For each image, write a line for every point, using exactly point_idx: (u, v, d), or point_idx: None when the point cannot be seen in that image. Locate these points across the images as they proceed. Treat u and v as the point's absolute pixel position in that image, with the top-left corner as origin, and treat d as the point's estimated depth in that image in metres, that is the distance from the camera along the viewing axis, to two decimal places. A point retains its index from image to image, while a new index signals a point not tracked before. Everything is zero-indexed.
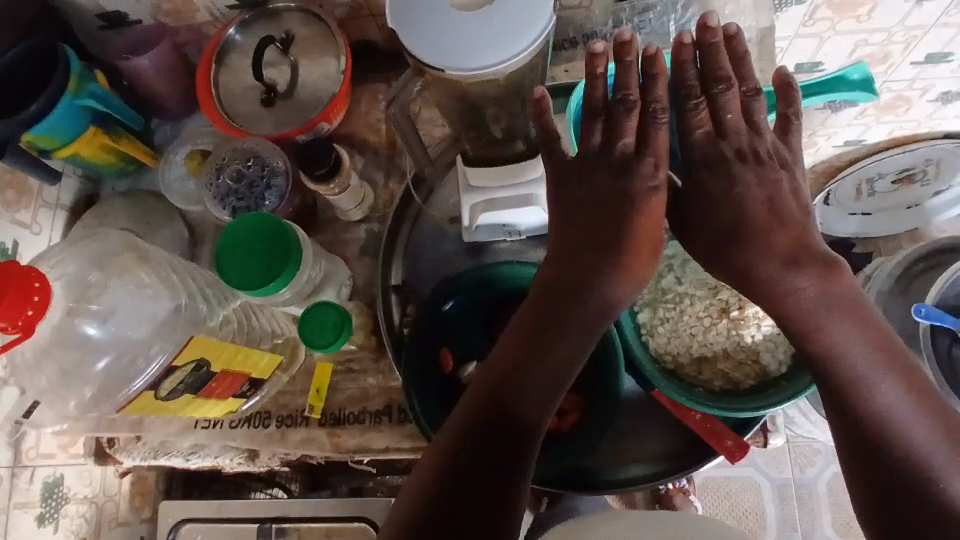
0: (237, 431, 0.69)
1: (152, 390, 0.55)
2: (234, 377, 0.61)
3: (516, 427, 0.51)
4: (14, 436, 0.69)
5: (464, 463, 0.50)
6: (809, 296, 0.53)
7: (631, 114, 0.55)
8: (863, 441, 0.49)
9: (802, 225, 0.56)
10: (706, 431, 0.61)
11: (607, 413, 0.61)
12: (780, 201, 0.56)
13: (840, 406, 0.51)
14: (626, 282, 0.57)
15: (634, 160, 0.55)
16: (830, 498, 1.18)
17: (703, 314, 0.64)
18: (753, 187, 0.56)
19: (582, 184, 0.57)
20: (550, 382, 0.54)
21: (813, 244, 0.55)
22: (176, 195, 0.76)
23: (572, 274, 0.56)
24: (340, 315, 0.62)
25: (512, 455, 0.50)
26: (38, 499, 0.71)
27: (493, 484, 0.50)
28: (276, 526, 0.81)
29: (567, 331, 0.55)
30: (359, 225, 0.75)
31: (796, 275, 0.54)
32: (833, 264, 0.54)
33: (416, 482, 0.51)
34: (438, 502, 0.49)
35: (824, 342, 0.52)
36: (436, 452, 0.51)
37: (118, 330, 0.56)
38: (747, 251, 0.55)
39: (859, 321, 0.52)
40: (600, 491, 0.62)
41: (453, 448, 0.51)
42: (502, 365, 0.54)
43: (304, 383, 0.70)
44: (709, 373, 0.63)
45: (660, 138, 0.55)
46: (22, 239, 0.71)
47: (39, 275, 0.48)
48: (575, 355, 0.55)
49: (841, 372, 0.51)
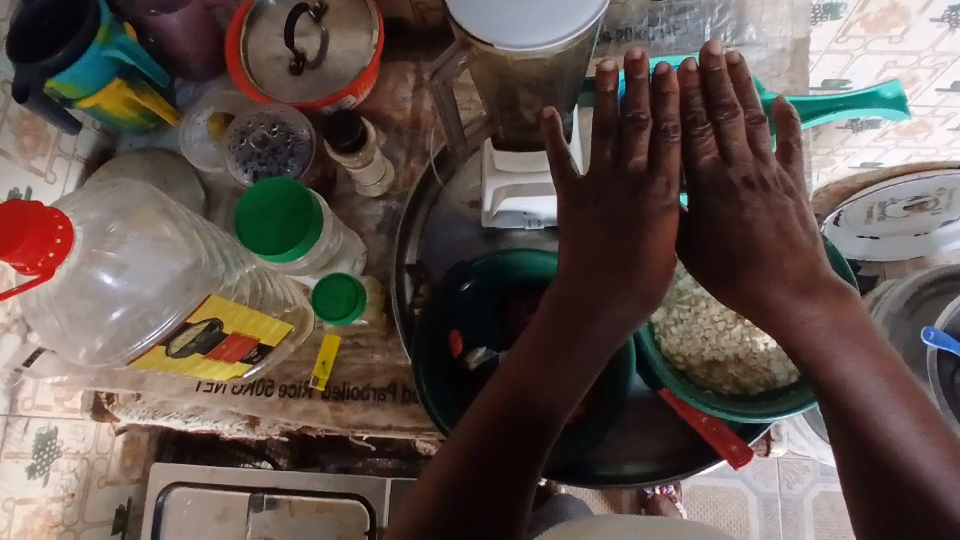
0: (238, 397, 0.69)
1: (164, 345, 0.53)
2: (244, 340, 0.59)
3: (526, 442, 0.51)
4: (13, 384, 0.67)
5: (470, 477, 0.50)
6: (819, 326, 0.52)
7: (643, 132, 0.53)
8: (871, 470, 0.49)
9: (811, 251, 0.54)
10: (711, 434, 0.60)
11: (616, 413, 0.61)
12: (788, 221, 0.54)
13: (848, 436, 0.50)
14: (639, 303, 0.55)
15: (647, 179, 0.54)
16: (815, 515, 1.18)
17: (718, 318, 0.62)
18: (760, 213, 0.54)
19: (597, 202, 0.55)
20: (559, 401, 0.53)
21: (822, 271, 0.53)
22: (195, 155, 0.75)
23: (587, 291, 0.55)
24: (355, 288, 0.61)
25: (521, 468, 0.50)
26: (29, 450, 0.69)
27: (501, 493, 0.50)
28: (269, 495, 0.79)
29: (581, 349, 0.54)
30: (377, 202, 0.74)
31: (808, 303, 0.52)
32: (845, 292, 0.53)
33: (419, 494, 0.51)
34: (442, 514, 0.49)
35: (835, 373, 0.51)
36: (441, 464, 0.51)
37: (133, 283, 0.55)
38: (758, 276, 0.53)
39: (869, 351, 0.51)
40: (598, 485, 0.61)
41: (460, 464, 0.51)
42: (510, 382, 0.53)
43: (310, 354, 0.69)
44: (720, 376, 0.62)
45: (671, 154, 0.53)
46: (36, 187, 0.70)
47: (62, 219, 0.47)
48: (586, 373, 0.54)
49: (850, 403, 0.51)
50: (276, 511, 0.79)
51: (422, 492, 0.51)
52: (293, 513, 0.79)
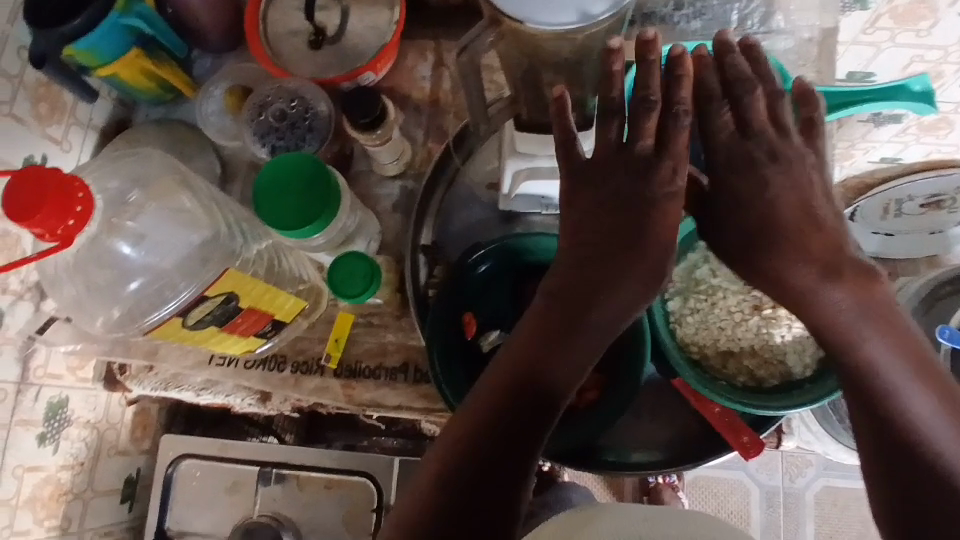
0: (251, 372, 0.69)
1: (180, 317, 0.53)
2: (259, 315, 0.59)
3: (532, 422, 0.51)
4: (25, 353, 0.66)
5: (476, 460, 0.50)
6: (843, 309, 0.51)
7: (651, 115, 0.51)
8: (891, 451, 0.49)
9: (834, 231, 0.53)
10: (722, 425, 0.60)
11: (626, 402, 0.60)
12: (814, 203, 0.53)
13: (870, 418, 0.50)
14: (642, 286, 0.54)
15: (654, 162, 0.52)
16: (816, 509, 1.19)
17: (735, 309, 0.62)
18: (785, 190, 0.53)
19: (602, 183, 0.53)
20: (564, 382, 0.53)
21: (846, 251, 0.53)
22: (212, 128, 0.75)
23: (592, 275, 0.53)
24: (370, 266, 0.61)
25: (526, 448, 0.51)
26: (40, 419, 0.68)
27: (507, 473, 0.50)
28: (278, 470, 0.79)
29: (586, 332, 0.53)
30: (393, 181, 0.74)
31: (831, 286, 0.52)
32: (869, 272, 0.53)
33: (423, 481, 0.51)
34: (450, 496, 0.49)
35: (858, 356, 0.51)
36: (446, 446, 0.51)
37: (150, 254, 0.55)
38: (779, 257, 0.53)
39: (892, 333, 0.51)
40: (607, 472, 0.61)
41: (466, 447, 0.51)
42: (513, 364, 0.53)
43: (323, 331, 0.69)
44: (734, 368, 0.61)
45: (679, 140, 0.51)
46: (51, 155, 0.70)
47: (82, 185, 0.46)
48: (591, 354, 0.54)
49: (872, 386, 0.50)
50: (285, 487, 0.79)
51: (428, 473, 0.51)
52: (301, 488, 0.79)
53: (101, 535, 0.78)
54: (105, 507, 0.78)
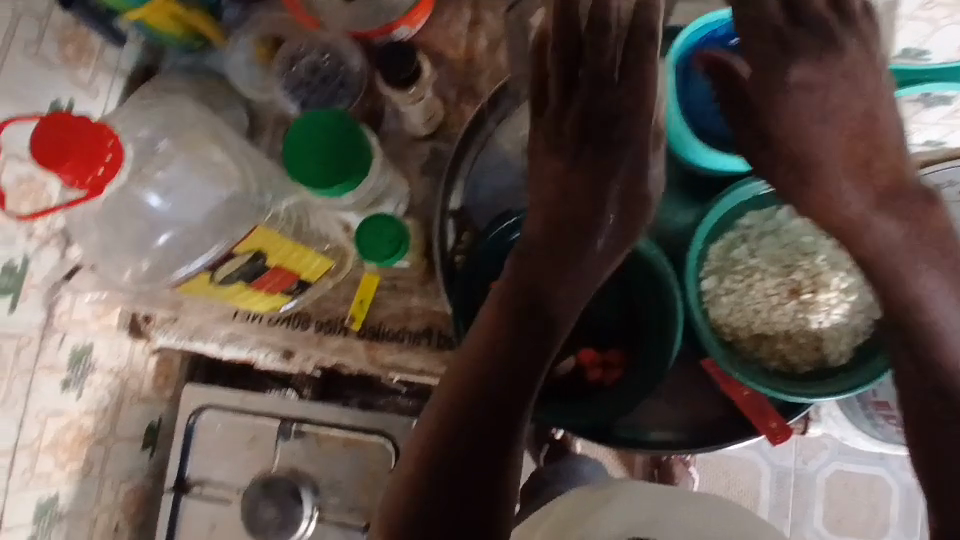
0: (275, 328, 0.69)
1: (209, 272, 0.53)
2: (285, 274, 0.58)
3: (526, 350, 0.53)
4: (50, 299, 0.66)
5: (477, 391, 0.51)
6: (893, 239, 0.51)
7: (607, 38, 0.53)
8: (930, 388, 0.47)
9: (896, 161, 0.52)
10: (750, 410, 0.59)
11: (654, 374, 0.59)
12: (873, 119, 0.53)
13: (911, 356, 0.49)
14: (622, 224, 0.57)
15: (626, 103, 0.54)
16: (826, 492, 1.18)
17: (772, 292, 0.60)
18: (838, 130, 0.53)
19: (576, 130, 0.56)
20: (556, 312, 0.55)
21: (908, 181, 0.52)
22: (240, 78, 0.74)
23: (575, 214, 0.56)
24: (399, 231, 0.60)
25: (524, 377, 0.52)
26: (65, 364, 0.69)
27: (508, 403, 0.51)
28: (298, 426, 0.79)
29: (575, 266, 0.56)
30: (423, 142, 0.72)
31: (885, 215, 0.51)
32: (930, 199, 0.51)
33: (429, 428, 0.52)
34: (457, 429, 0.50)
35: (913, 288, 0.49)
36: (449, 385, 0.53)
37: (178, 205, 0.55)
38: (826, 186, 0.53)
39: (948, 265, 0.49)
40: (624, 445, 0.61)
41: (468, 382, 0.52)
42: (504, 302, 0.55)
43: (347, 293, 0.69)
44: (767, 351, 0.60)
45: (646, 77, 0.54)
46: (78, 99, 0.67)
47: (112, 134, 0.45)
48: (582, 285, 0.56)
49: (919, 319, 0.49)
50: (304, 442, 0.80)
51: (434, 409, 0.52)
52: (320, 445, 0.80)
53: (122, 480, 0.80)
54: (126, 454, 0.80)
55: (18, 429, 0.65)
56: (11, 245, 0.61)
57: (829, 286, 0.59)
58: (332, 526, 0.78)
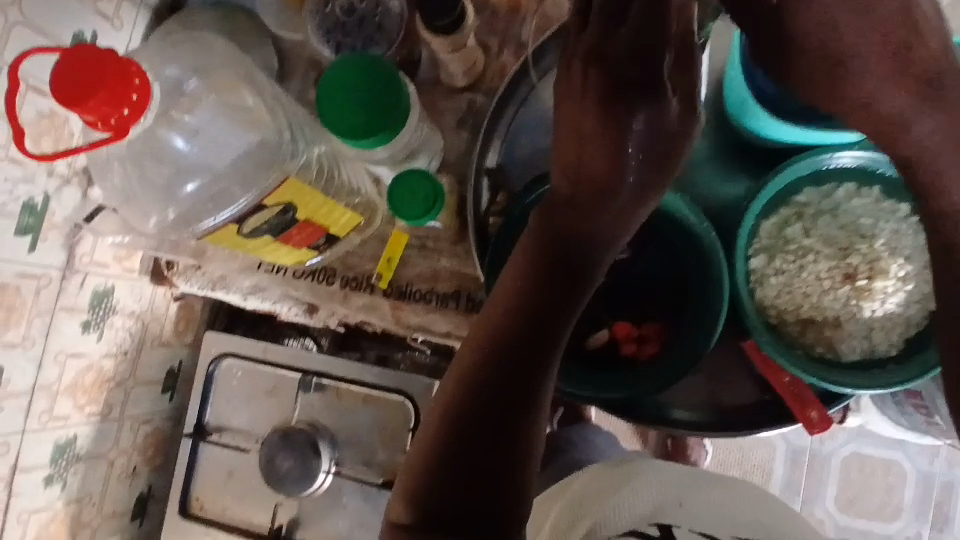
0: (300, 282, 0.67)
1: (236, 225, 0.50)
2: (314, 228, 0.56)
3: (547, 314, 0.47)
4: (72, 240, 0.65)
5: (496, 355, 0.46)
6: None
7: None
8: None
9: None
10: (790, 396, 0.56)
11: (695, 353, 0.55)
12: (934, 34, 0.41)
13: None
14: (665, 169, 0.44)
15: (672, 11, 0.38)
16: (841, 473, 1.15)
17: (825, 275, 0.57)
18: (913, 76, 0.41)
19: (612, 47, 0.40)
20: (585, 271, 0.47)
21: None
22: (271, 16, 0.69)
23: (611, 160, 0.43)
24: (434, 188, 0.57)
25: (545, 342, 0.47)
26: (85, 306, 0.68)
27: (524, 370, 0.47)
28: (318, 380, 0.79)
29: (606, 219, 0.45)
30: (461, 94, 0.68)
31: None
32: None
33: (446, 385, 0.47)
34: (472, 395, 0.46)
35: None
36: (469, 341, 0.48)
37: (203, 151, 0.52)
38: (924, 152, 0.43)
39: None
40: (650, 421, 0.60)
41: (488, 342, 0.47)
42: (533, 253, 0.47)
43: (375, 249, 0.66)
44: (813, 337, 0.57)
45: None
46: (103, 33, 0.64)
47: (137, 72, 0.42)
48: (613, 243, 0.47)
49: None
50: (324, 396, 0.79)
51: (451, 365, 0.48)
52: (340, 399, 0.79)
53: (141, 422, 0.80)
54: (146, 397, 0.80)
55: (37, 369, 0.64)
56: (32, 183, 0.60)
57: (886, 274, 0.55)
58: (349, 481, 0.78)
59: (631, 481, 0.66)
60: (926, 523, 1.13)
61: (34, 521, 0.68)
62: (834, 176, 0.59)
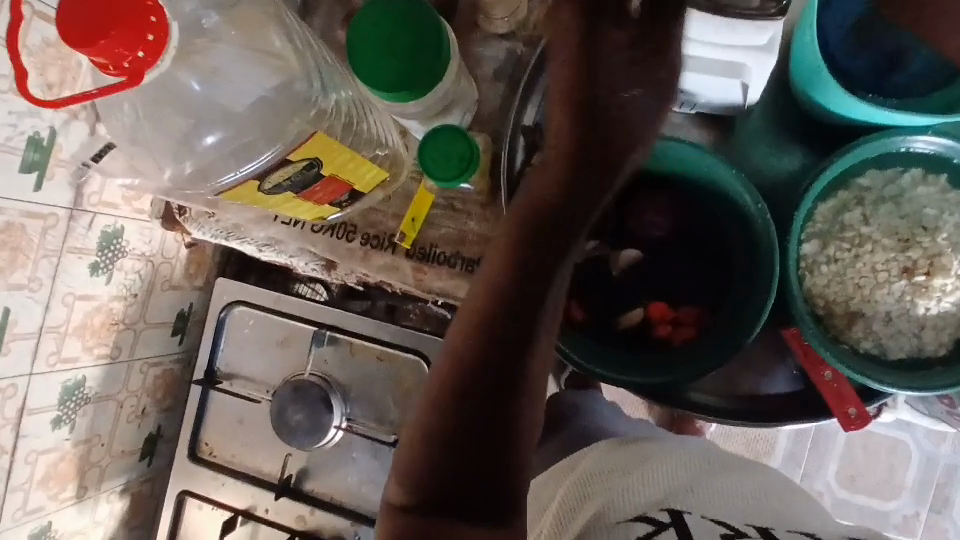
0: (318, 237, 0.64)
1: (258, 180, 0.47)
2: (338, 185, 0.52)
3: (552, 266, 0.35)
4: (79, 179, 0.61)
5: (503, 334, 0.35)
6: None
7: None
8: None
9: None
10: (828, 391, 0.54)
11: (740, 335, 0.51)
12: None
13: None
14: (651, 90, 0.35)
15: None
16: (846, 448, 1.14)
17: (881, 267, 0.53)
18: None
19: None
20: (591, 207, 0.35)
21: None
22: None
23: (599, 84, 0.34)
24: (471, 148, 0.53)
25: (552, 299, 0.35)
26: (94, 247, 0.65)
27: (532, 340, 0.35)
28: (332, 334, 0.76)
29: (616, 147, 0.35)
30: (500, 42, 0.62)
31: None
32: None
33: (442, 380, 0.36)
34: (478, 383, 0.35)
35: None
36: (463, 324, 0.36)
37: (219, 96, 0.47)
38: None
39: None
40: (671, 407, 0.57)
41: (488, 316, 0.35)
42: (528, 204, 0.35)
43: (399, 207, 0.63)
44: (862, 332, 0.53)
45: None
46: None
47: (154, 7, 0.37)
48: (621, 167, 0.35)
49: None
50: (338, 350, 0.78)
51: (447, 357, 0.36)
52: (353, 354, 0.77)
53: (150, 365, 0.79)
54: (155, 339, 0.78)
55: (44, 311, 0.62)
56: (36, 116, 0.56)
57: (947, 271, 0.52)
58: (358, 437, 0.77)
59: (642, 465, 0.64)
60: (923, 504, 1.12)
61: (42, 461, 0.68)
62: (901, 161, 0.55)
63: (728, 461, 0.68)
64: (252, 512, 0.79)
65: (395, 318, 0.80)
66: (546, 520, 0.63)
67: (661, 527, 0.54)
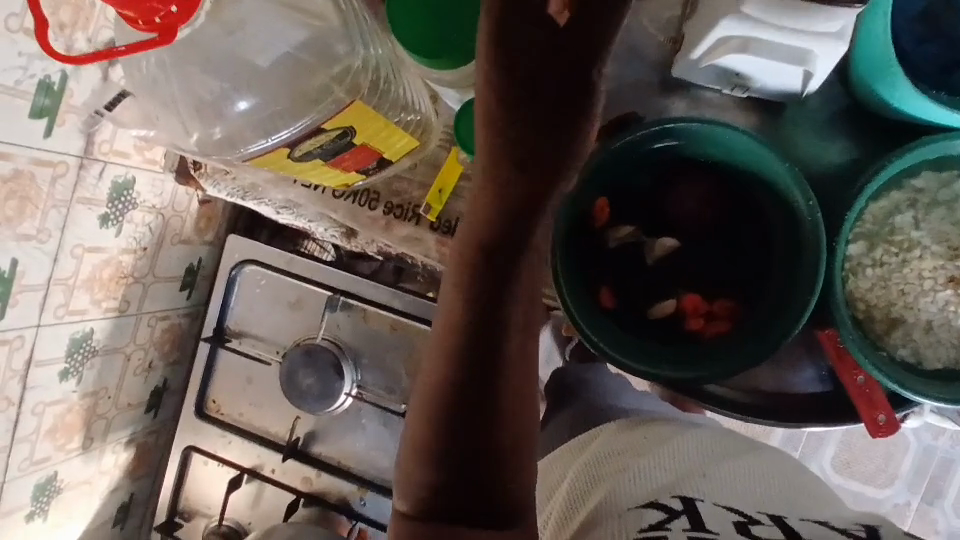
0: (338, 203, 0.61)
1: (289, 148, 0.45)
2: (368, 153, 0.49)
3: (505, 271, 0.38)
4: (91, 127, 0.58)
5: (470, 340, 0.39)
6: None
7: None
8: None
9: None
10: (858, 394, 0.53)
11: (777, 335, 0.49)
12: None
13: None
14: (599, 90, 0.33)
15: None
16: (845, 434, 1.13)
17: (927, 275, 0.51)
18: None
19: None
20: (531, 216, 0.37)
21: None
22: None
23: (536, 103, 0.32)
24: None
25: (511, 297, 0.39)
26: (104, 198, 0.63)
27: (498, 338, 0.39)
28: (344, 299, 0.75)
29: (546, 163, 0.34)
30: None
31: None
32: None
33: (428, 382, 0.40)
34: (457, 385, 0.39)
35: None
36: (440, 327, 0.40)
37: (243, 51, 0.43)
38: None
39: None
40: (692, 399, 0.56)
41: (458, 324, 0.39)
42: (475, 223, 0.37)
43: (424, 176, 0.60)
44: (900, 339, 0.52)
45: None
46: None
47: None
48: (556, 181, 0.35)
49: None
50: (351, 315, 0.76)
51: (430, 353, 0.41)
52: (367, 320, 0.76)
53: (158, 318, 0.77)
54: (164, 293, 0.76)
55: (53, 263, 0.60)
56: (47, 58, 0.52)
57: None
58: (369, 404, 0.76)
59: (656, 446, 0.63)
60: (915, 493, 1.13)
61: (50, 413, 0.67)
62: None
63: (751, 443, 0.67)
64: (258, 470, 0.79)
65: (400, 280, 0.78)
66: (556, 500, 0.62)
67: (672, 516, 0.50)
